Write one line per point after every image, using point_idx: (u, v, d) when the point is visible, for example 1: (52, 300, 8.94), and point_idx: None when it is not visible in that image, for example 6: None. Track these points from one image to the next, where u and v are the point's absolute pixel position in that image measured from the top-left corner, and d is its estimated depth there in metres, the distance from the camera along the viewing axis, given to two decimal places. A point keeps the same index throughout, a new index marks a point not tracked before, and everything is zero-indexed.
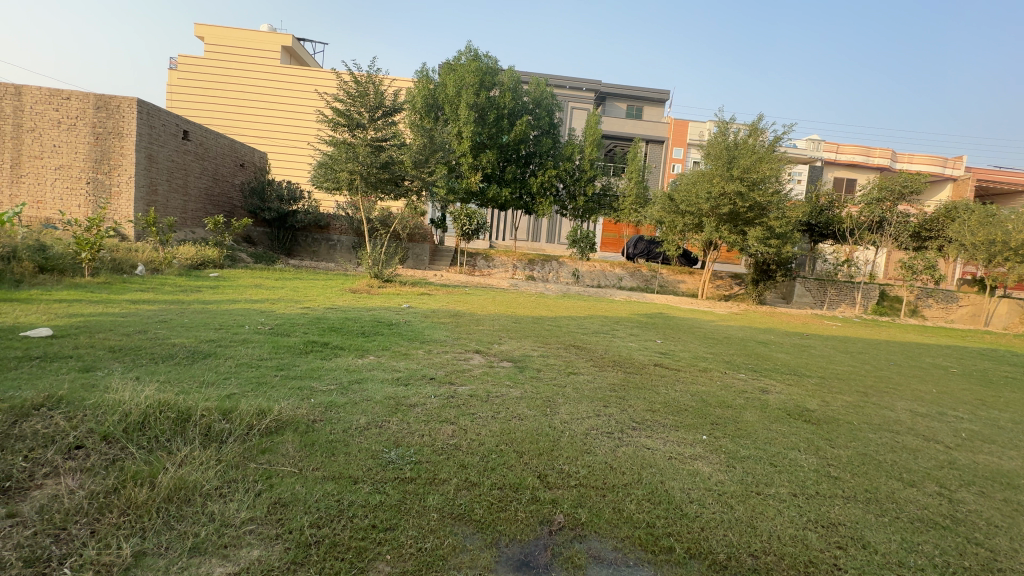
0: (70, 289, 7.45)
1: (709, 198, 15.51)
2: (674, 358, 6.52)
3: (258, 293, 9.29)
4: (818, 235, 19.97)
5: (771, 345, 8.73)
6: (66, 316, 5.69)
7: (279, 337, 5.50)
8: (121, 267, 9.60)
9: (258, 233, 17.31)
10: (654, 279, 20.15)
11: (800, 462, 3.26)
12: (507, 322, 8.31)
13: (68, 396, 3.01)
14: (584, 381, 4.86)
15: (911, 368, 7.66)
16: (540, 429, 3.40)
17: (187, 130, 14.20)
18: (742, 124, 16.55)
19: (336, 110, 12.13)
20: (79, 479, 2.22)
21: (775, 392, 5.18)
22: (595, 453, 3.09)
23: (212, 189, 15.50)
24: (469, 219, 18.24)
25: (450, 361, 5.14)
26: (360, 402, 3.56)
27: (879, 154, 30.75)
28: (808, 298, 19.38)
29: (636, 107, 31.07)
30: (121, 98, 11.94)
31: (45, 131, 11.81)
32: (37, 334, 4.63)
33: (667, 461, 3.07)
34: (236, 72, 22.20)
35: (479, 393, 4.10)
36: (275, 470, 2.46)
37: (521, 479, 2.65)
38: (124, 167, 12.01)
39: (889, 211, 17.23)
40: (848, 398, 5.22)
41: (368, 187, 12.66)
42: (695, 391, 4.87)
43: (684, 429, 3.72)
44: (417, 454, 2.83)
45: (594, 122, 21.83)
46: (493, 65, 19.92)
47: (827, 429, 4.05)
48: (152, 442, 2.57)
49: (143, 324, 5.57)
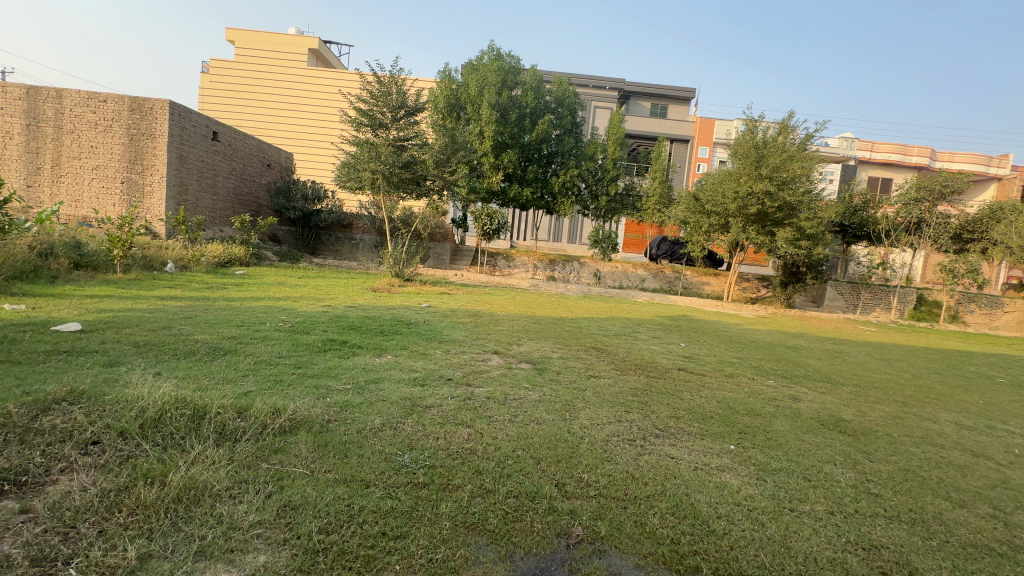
0: (102, 284, 7.67)
1: (736, 197, 15.08)
2: (698, 363, 6.30)
3: (281, 290, 9.42)
4: (850, 236, 19.21)
5: (802, 350, 8.38)
6: (96, 311, 5.83)
7: (298, 335, 5.52)
8: (152, 265, 9.85)
9: (284, 233, 17.65)
10: (677, 281, 19.75)
11: (837, 477, 3.05)
12: (527, 323, 8.20)
13: (90, 391, 3.05)
14: (605, 385, 4.71)
15: (955, 377, 7.22)
16: (558, 434, 3.28)
17: (216, 131, 14.54)
18: (771, 123, 16.04)
19: (360, 111, 12.22)
20: (93, 476, 2.21)
21: (807, 400, 4.94)
22: (615, 461, 2.96)
23: (240, 189, 15.85)
24: (490, 219, 18.16)
25: (468, 362, 5.06)
26: (376, 402, 3.51)
27: (918, 152, 29.44)
28: (840, 302, 18.72)
29: (660, 105, 30.54)
30: (154, 100, 12.28)
31: (84, 132, 12.26)
32: (66, 328, 4.74)
33: (693, 471, 2.92)
34: (265, 74, 22.72)
35: (496, 396, 4.00)
36: (287, 471, 2.41)
37: (538, 487, 2.55)
38: (156, 167, 12.36)
39: (928, 212, 16.45)
40: (886, 408, 4.93)
41: (390, 187, 12.75)
42: (722, 398, 4.67)
43: (710, 437, 3.54)
44: (431, 457, 2.75)
45: (618, 120, 21.53)
46: (515, 64, 19.84)
47: (865, 442, 3.81)
48: (166, 439, 2.57)
49: (168, 320, 5.66)
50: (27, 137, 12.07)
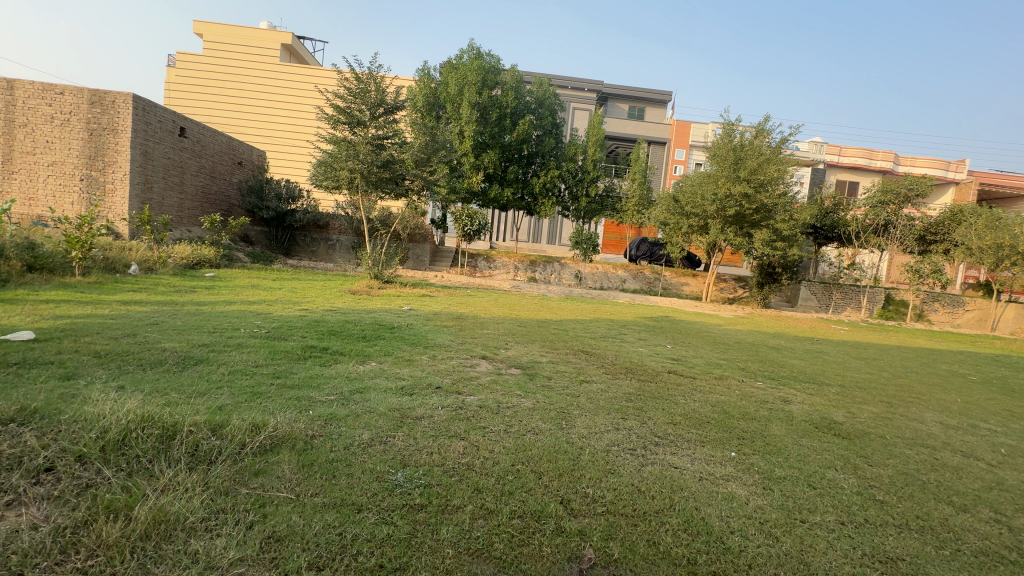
0: (59, 289, 7.16)
1: (715, 199, 15.25)
2: (688, 366, 6.24)
3: (255, 293, 9.00)
4: (822, 238, 19.68)
5: (783, 350, 8.49)
6: (51, 318, 5.39)
7: (275, 342, 5.22)
8: (115, 267, 9.32)
9: (256, 233, 17.05)
10: (657, 282, 19.95)
11: (840, 484, 3.01)
12: (512, 326, 8.05)
13: (44, 409, 2.76)
14: (598, 391, 4.57)
15: (930, 376, 7.41)
16: (558, 445, 3.14)
17: (183, 127, 13.90)
18: (747, 126, 16.30)
19: (337, 108, 11.87)
20: (45, 510, 1.96)
21: (798, 402, 4.93)
22: (619, 473, 2.83)
23: (210, 188, 15.21)
24: (471, 219, 17.88)
25: (456, 369, 4.87)
26: (362, 414, 3.30)
27: (882, 157, 30.58)
28: (813, 302, 19.22)
29: (638, 107, 30.81)
30: (115, 94, 11.64)
31: (38, 126, 11.51)
32: (18, 337, 4.35)
33: (699, 482, 2.82)
34: (236, 68, 21.92)
35: (488, 404, 3.83)
36: (269, 496, 2.20)
37: (543, 505, 2.40)
38: (119, 164, 11.73)
39: (895, 214, 17.03)
40: (874, 409, 4.97)
41: (369, 186, 12.38)
42: (715, 402, 4.61)
43: (710, 444, 3.45)
44: (427, 475, 2.57)
45: (597, 122, 21.63)
46: (495, 64, 19.65)
47: (859, 445, 3.80)
48: (132, 464, 2.32)
49: (131, 327, 5.27)
50: None
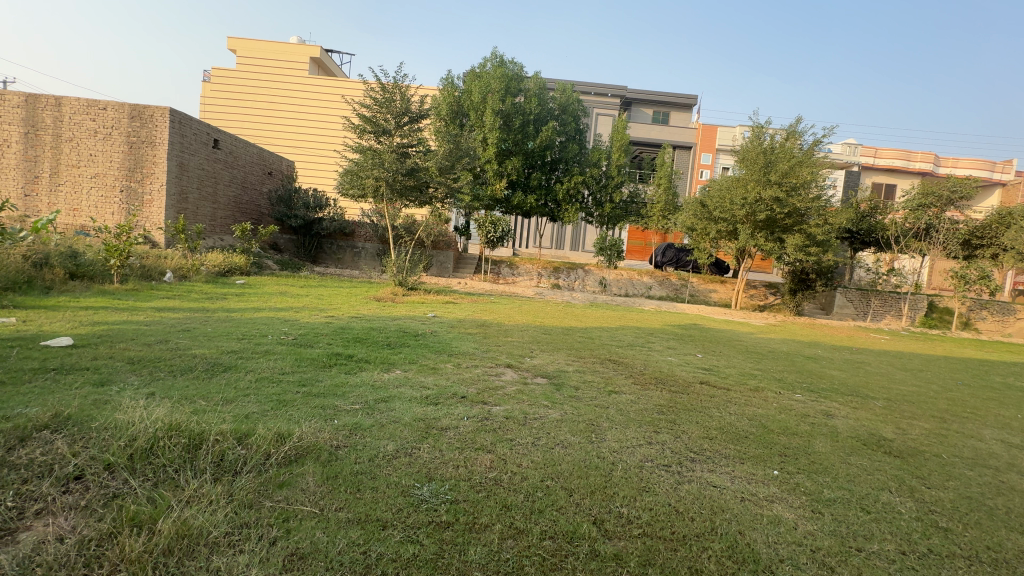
0: (98, 296, 7.41)
1: (744, 204, 14.83)
2: (721, 376, 5.99)
3: (283, 300, 9.15)
4: (858, 243, 18.95)
5: (821, 360, 8.13)
6: (90, 324, 5.55)
7: (302, 349, 5.24)
8: (150, 274, 9.61)
9: (285, 241, 17.43)
10: (684, 288, 19.55)
11: (897, 508, 2.78)
12: (537, 333, 7.95)
13: (77, 415, 2.79)
14: (628, 402, 4.40)
15: (985, 389, 6.94)
16: (588, 460, 3.00)
17: (217, 139, 14.35)
18: (778, 128, 15.83)
19: (363, 118, 12.03)
20: (73, 520, 1.95)
21: (841, 416, 4.65)
22: (655, 492, 2.67)
23: (241, 198, 15.66)
24: (494, 226, 17.86)
25: (481, 378, 4.77)
26: (387, 424, 3.24)
27: (920, 158, 29.41)
28: (850, 310, 18.51)
29: (662, 112, 30.40)
30: (154, 108, 12.10)
31: (82, 140, 12.07)
32: (58, 343, 4.48)
33: (741, 503, 2.63)
34: (267, 82, 22.61)
35: (515, 415, 3.72)
36: (293, 510, 2.14)
37: (575, 525, 2.27)
38: (156, 176, 12.16)
39: (937, 217, 16.25)
40: (926, 425, 4.65)
41: (394, 195, 12.50)
42: (752, 415, 4.37)
43: (749, 461, 3.25)
44: (453, 490, 2.47)
45: (622, 127, 21.44)
46: (518, 72, 19.74)
47: (913, 464, 3.53)
48: (157, 474, 2.30)
49: (164, 334, 5.38)
50: (25, 145, 11.87)
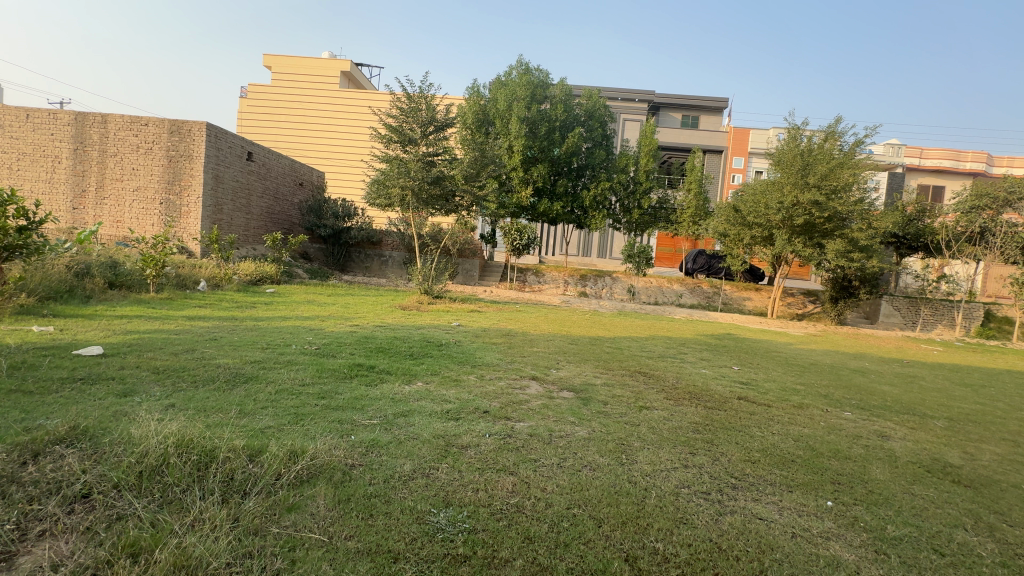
0: (133, 305, 7.58)
1: (780, 208, 14.21)
2: (760, 391, 5.60)
3: (310, 309, 9.21)
4: (905, 248, 18.13)
5: (869, 373, 7.60)
6: (122, 333, 5.65)
7: (324, 359, 5.18)
8: (185, 283, 9.85)
9: (315, 250, 17.78)
10: (716, 296, 18.92)
11: (976, 550, 2.43)
12: (563, 343, 7.70)
13: (94, 427, 2.75)
14: (660, 420, 4.12)
15: None
16: (618, 486, 2.76)
17: (251, 151, 14.78)
18: (816, 130, 15.22)
19: (390, 127, 12.12)
20: (74, 544, 1.87)
21: (897, 438, 4.25)
22: (694, 524, 2.41)
23: (273, 208, 16.05)
24: (520, 234, 17.73)
25: (505, 391, 4.57)
26: (406, 441, 3.09)
27: (971, 158, 27.88)
28: (897, 319, 17.56)
29: (691, 115, 29.78)
30: (192, 123, 12.56)
31: (126, 155, 12.61)
32: (88, 352, 4.55)
33: (793, 541, 2.35)
34: (300, 96, 23.26)
35: (540, 433, 3.51)
36: (301, 538, 2.01)
37: (605, 563, 2.06)
38: (193, 188, 12.56)
39: (992, 220, 15.08)
40: (997, 449, 4.19)
41: (420, 204, 12.53)
42: (797, 436, 4.02)
43: (800, 490, 2.94)
44: (472, 518, 2.29)
45: (649, 132, 21.03)
46: (544, 79, 19.74)
47: (988, 496, 3.13)
48: (165, 494, 2.21)
49: (191, 343, 5.41)
50: (74, 161, 12.50)
